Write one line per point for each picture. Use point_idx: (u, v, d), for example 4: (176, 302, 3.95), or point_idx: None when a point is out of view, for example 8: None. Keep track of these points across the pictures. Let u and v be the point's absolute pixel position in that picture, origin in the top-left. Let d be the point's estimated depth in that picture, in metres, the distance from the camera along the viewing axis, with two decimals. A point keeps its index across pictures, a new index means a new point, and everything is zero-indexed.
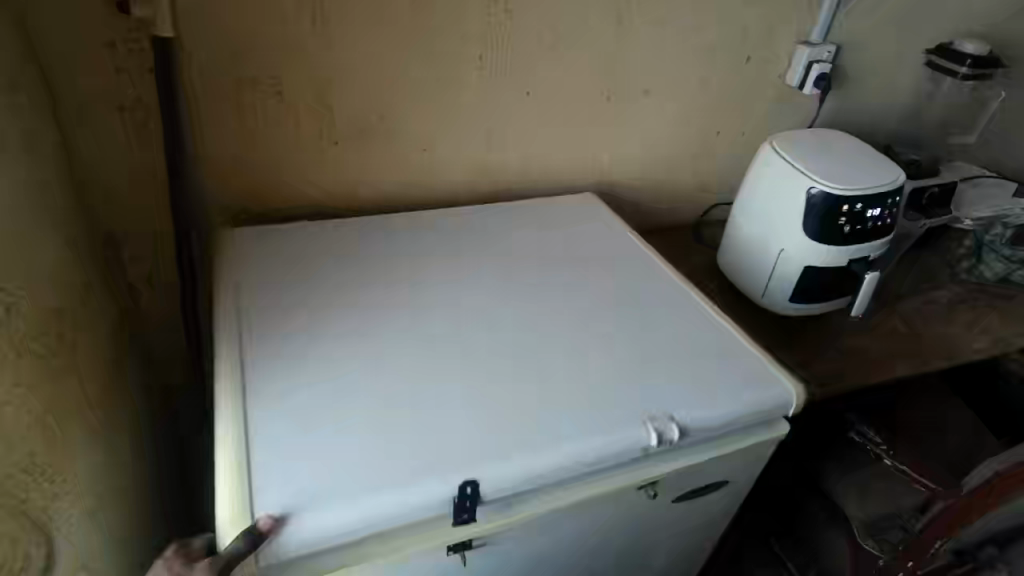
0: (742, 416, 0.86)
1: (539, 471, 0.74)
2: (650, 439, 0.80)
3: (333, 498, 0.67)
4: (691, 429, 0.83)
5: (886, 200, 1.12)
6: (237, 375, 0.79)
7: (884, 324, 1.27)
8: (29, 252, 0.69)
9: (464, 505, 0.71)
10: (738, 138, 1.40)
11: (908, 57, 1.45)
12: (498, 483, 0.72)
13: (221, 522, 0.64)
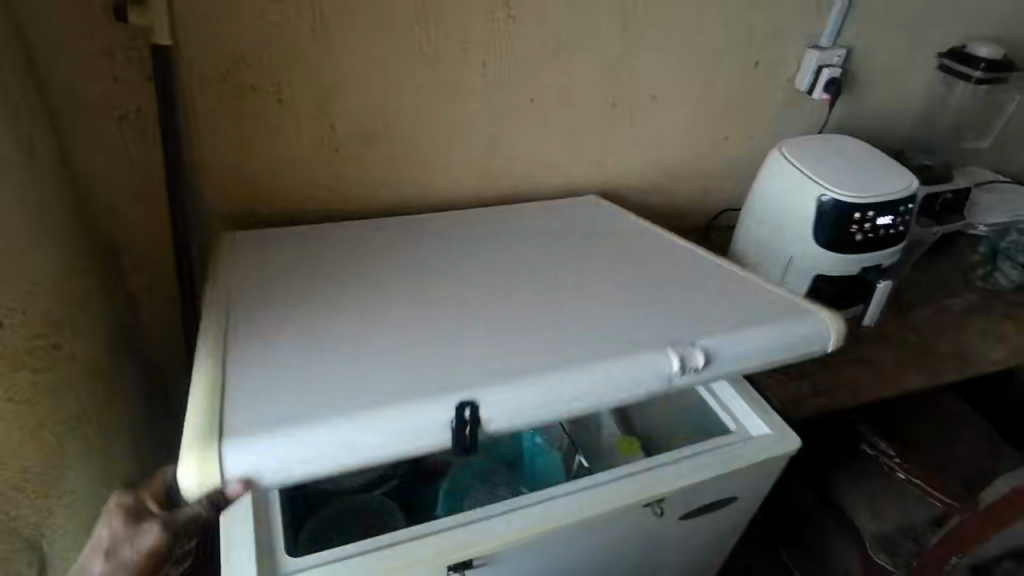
0: (767, 346, 0.87)
1: (538, 403, 0.74)
2: (674, 365, 0.81)
3: (324, 431, 0.66)
4: (715, 357, 0.84)
5: (898, 207, 1.10)
6: (218, 343, 0.77)
7: (897, 333, 1.25)
8: (26, 265, 0.68)
9: (464, 431, 0.71)
10: (747, 143, 1.38)
11: (920, 61, 1.42)
12: (500, 406, 0.73)
13: (184, 473, 0.62)
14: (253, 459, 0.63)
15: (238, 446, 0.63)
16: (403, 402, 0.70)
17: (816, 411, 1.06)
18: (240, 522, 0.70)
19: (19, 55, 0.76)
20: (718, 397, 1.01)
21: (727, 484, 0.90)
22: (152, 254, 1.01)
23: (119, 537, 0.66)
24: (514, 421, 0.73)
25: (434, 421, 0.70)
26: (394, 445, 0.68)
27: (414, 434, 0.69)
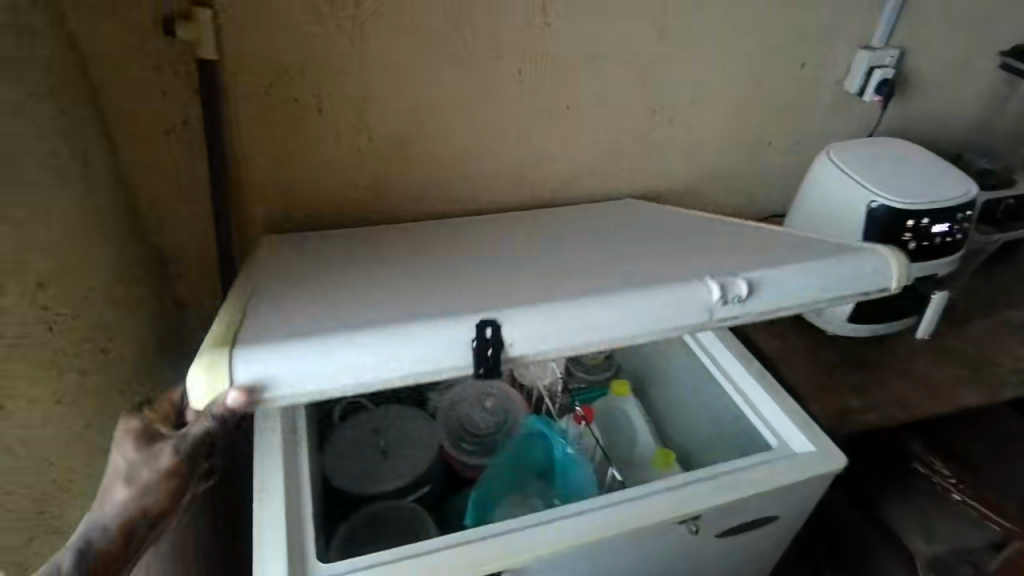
0: (810, 284, 0.87)
1: (561, 327, 0.75)
2: (715, 292, 0.81)
3: (339, 347, 0.68)
4: (758, 288, 0.84)
5: (955, 214, 1.04)
6: (244, 295, 0.81)
7: (952, 346, 1.19)
8: (78, 272, 0.71)
9: (485, 352, 0.72)
10: (791, 147, 1.34)
11: (981, 61, 1.35)
12: (518, 330, 0.74)
13: (197, 372, 0.62)
14: (261, 362, 0.65)
15: (249, 357, 0.64)
16: (414, 325, 0.71)
17: (864, 427, 1.01)
18: (273, 511, 0.74)
19: (74, 73, 0.79)
20: (760, 412, 0.99)
21: (769, 501, 0.88)
22: (197, 259, 1.04)
23: (135, 463, 0.50)
24: (534, 345, 0.74)
25: (449, 340, 0.71)
26: (408, 366, 0.70)
27: (426, 355, 0.70)
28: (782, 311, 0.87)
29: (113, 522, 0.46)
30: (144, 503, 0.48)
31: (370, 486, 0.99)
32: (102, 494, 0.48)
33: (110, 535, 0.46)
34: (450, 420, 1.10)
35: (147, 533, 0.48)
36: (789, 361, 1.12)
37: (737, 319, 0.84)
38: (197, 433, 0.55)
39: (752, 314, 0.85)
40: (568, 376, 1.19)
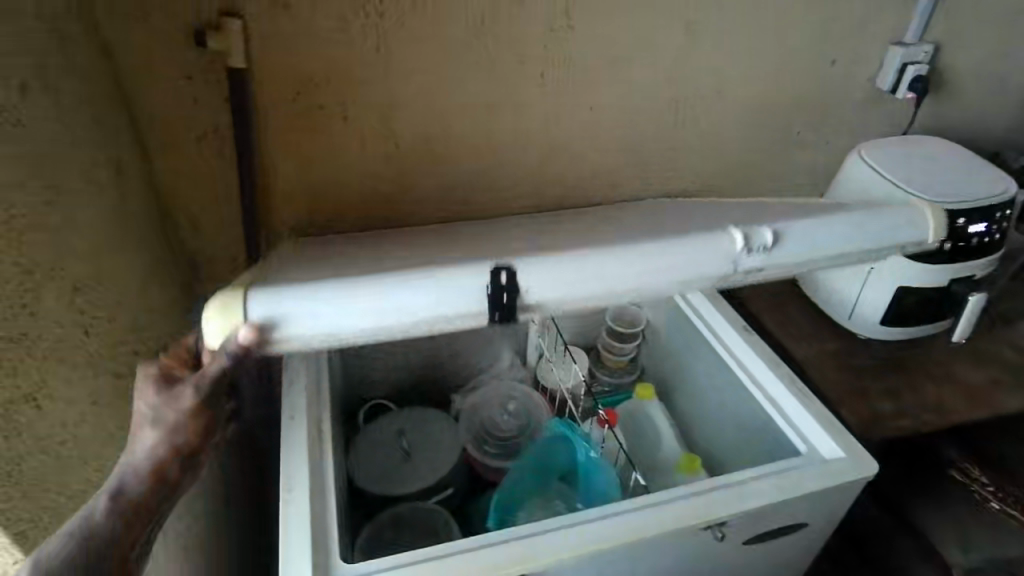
0: (837, 236, 0.86)
1: (576, 273, 0.75)
2: (739, 242, 0.80)
3: (354, 287, 0.69)
4: (783, 239, 0.83)
5: (994, 214, 1.01)
6: (268, 269, 0.84)
7: (991, 350, 1.15)
8: (112, 276, 0.73)
9: (501, 297, 0.72)
10: (821, 146, 1.31)
11: (1021, 55, 1.31)
12: (536, 277, 0.74)
13: (212, 313, 0.65)
14: (274, 305, 0.66)
15: (265, 297, 0.66)
16: (432, 274, 0.72)
17: (896, 433, 0.99)
18: (298, 506, 0.75)
19: (109, 84, 0.82)
20: (787, 416, 0.97)
21: (797, 509, 0.86)
22: (227, 264, 1.07)
23: (160, 407, 0.56)
24: (552, 293, 0.74)
25: (466, 286, 0.72)
26: (428, 309, 0.71)
27: (446, 300, 0.71)
28: (810, 264, 0.85)
29: (146, 465, 0.53)
30: (173, 441, 0.55)
31: (393, 488, 1.01)
32: (136, 437, 0.55)
33: (143, 478, 0.52)
34: (472, 424, 1.13)
35: (182, 471, 0.55)
36: (819, 365, 1.10)
37: (762, 272, 0.83)
38: (216, 372, 0.58)
39: (779, 267, 0.83)
40: (592, 379, 1.26)
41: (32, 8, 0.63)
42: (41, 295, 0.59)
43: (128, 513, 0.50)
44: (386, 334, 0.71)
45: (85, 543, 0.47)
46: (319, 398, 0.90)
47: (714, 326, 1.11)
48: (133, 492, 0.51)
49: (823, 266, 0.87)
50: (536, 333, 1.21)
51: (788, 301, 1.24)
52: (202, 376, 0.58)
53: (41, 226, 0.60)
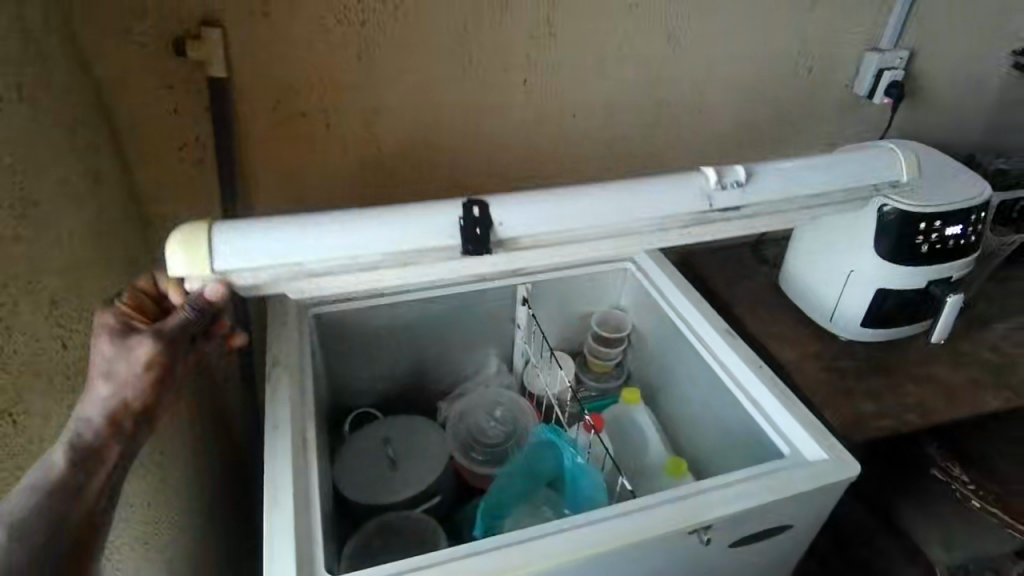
0: (812, 174, 0.90)
1: (541, 211, 0.79)
2: (712, 180, 0.84)
3: (323, 226, 0.73)
4: (756, 176, 0.86)
5: (969, 216, 1.03)
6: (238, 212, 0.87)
7: (969, 350, 1.17)
8: (90, 288, 0.72)
9: (473, 232, 0.76)
10: (800, 150, 1.33)
11: (993, 60, 1.33)
12: (508, 212, 0.78)
13: (178, 254, 0.69)
14: (247, 248, 0.70)
15: (232, 236, 0.70)
16: (403, 213, 0.77)
17: (878, 434, 1.00)
18: (282, 511, 0.74)
19: (88, 94, 0.81)
20: (774, 423, 0.97)
21: (783, 511, 0.87)
22: None
23: (112, 356, 0.58)
24: (528, 230, 0.79)
25: (444, 224, 0.77)
26: (406, 243, 0.76)
27: (421, 233, 0.76)
28: (789, 201, 0.89)
29: (102, 415, 0.55)
30: (127, 395, 0.57)
31: (379, 497, 1.00)
32: (91, 389, 0.56)
33: (100, 427, 0.54)
34: (460, 432, 1.12)
35: (135, 424, 0.57)
36: (802, 367, 1.11)
37: (740, 209, 0.86)
38: (178, 322, 0.63)
39: (756, 204, 0.86)
40: (579, 385, 1.27)
41: (6, 17, 0.62)
42: (17, 308, 0.58)
43: (88, 461, 0.52)
44: (364, 266, 0.76)
45: (48, 494, 0.48)
46: (303, 410, 0.89)
47: (700, 332, 1.10)
48: (92, 439, 0.53)
49: (800, 206, 0.91)
50: (522, 339, 1.22)
51: (771, 304, 1.25)
52: (162, 327, 0.61)
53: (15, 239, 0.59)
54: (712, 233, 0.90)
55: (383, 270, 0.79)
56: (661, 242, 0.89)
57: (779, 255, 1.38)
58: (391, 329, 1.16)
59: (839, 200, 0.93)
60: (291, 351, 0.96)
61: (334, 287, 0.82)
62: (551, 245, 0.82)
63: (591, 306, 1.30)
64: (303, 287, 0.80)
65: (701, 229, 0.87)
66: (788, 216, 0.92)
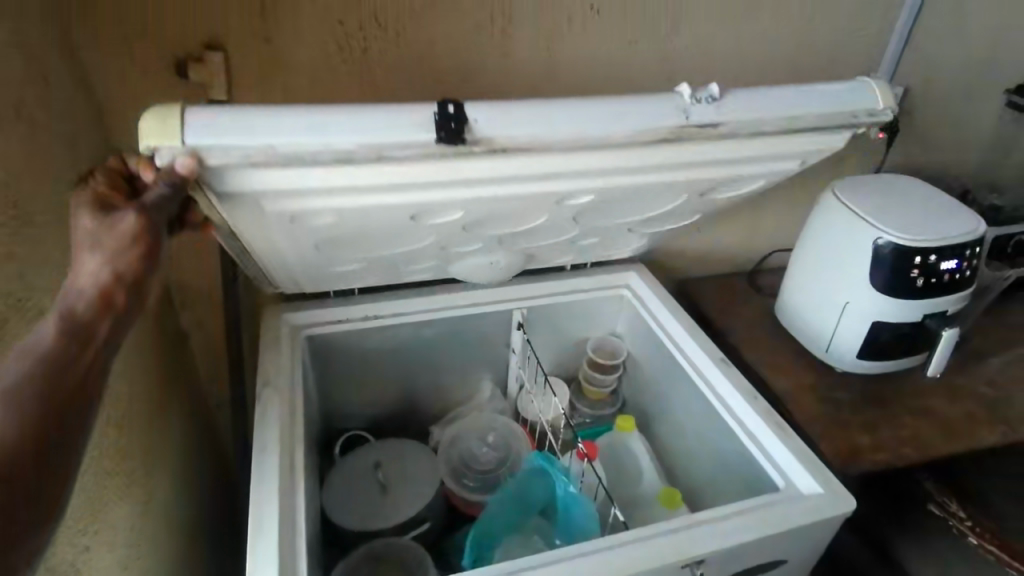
0: (807, 96, 0.78)
1: (546, 124, 0.69)
2: (687, 99, 0.74)
3: (299, 114, 0.63)
4: (731, 93, 0.75)
5: (964, 250, 1.03)
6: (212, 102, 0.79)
7: (965, 384, 1.16)
8: None
9: (448, 125, 0.67)
10: (793, 183, 1.35)
11: (988, 96, 1.35)
12: (484, 109, 0.68)
13: (147, 128, 0.59)
14: (215, 131, 0.61)
15: (204, 118, 0.60)
16: (370, 108, 0.66)
17: (874, 468, 0.99)
18: (268, 538, 0.72)
19: (85, 110, 0.81)
20: (769, 454, 0.96)
21: (780, 544, 0.85)
22: (207, 305, 1.06)
23: (96, 232, 0.56)
24: (512, 133, 0.68)
25: (414, 123, 0.66)
26: (375, 136, 0.65)
27: (390, 123, 0.66)
28: (774, 125, 0.77)
29: (92, 287, 0.52)
30: (116, 264, 0.54)
31: (367, 523, 0.98)
32: (77, 267, 0.54)
33: (91, 299, 0.51)
34: (452, 457, 1.11)
35: (129, 297, 0.54)
36: (797, 399, 1.10)
37: (717, 127, 0.75)
38: (154, 198, 0.59)
39: (734, 122, 0.75)
40: (573, 411, 1.28)
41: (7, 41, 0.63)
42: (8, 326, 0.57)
43: (81, 334, 0.48)
44: (335, 160, 0.65)
45: (38, 360, 0.44)
46: (292, 433, 0.87)
47: (694, 361, 1.10)
48: (83, 310, 0.50)
49: (783, 134, 0.79)
50: (516, 365, 1.23)
51: (768, 333, 1.25)
52: (141, 205, 0.59)
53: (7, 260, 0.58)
54: (697, 160, 0.81)
55: (359, 172, 0.68)
56: (644, 170, 0.80)
57: (774, 285, 1.39)
58: (383, 353, 1.15)
59: (824, 129, 0.80)
60: (281, 371, 0.95)
61: (318, 213, 0.74)
62: (546, 157, 0.72)
63: (586, 332, 1.30)
64: (281, 209, 0.71)
65: (678, 150, 0.77)
66: (772, 143, 0.80)
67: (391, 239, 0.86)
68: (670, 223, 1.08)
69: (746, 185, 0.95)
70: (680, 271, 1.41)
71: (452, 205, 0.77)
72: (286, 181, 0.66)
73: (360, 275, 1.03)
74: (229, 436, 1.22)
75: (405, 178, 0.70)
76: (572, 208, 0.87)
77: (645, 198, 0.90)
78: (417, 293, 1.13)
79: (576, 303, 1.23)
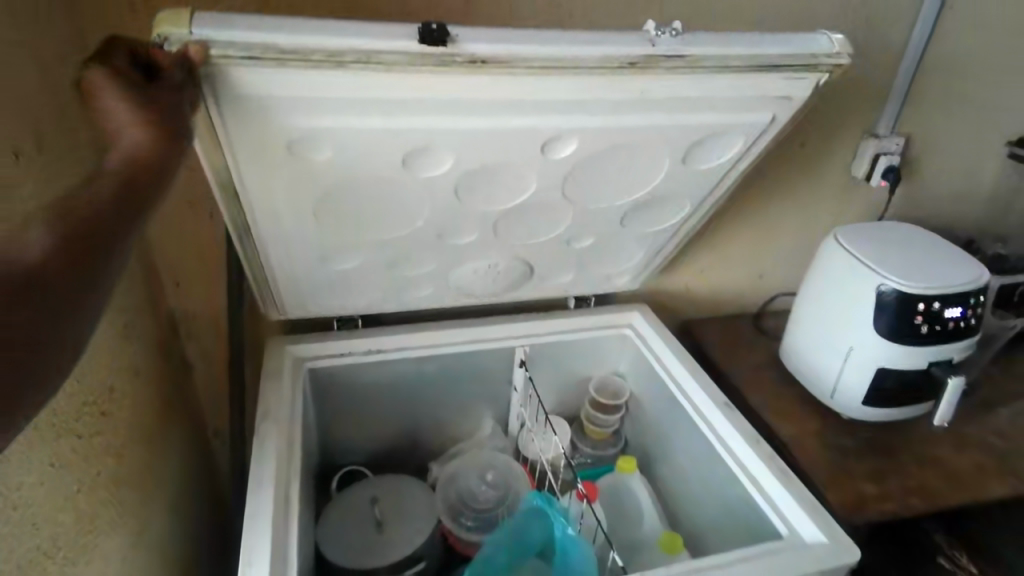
0: (775, 38, 0.74)
1: (539, 58, 0.66)
2: (648, 29, 0.71)
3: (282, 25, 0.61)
4: (689, 33, 0.72)
5: (969, 299, 1.03)
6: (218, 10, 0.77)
7: (973, 434, 1.15)
8: (101, 353, 0.73)
9: (429, 30, 0.64)
10: (798, 228, 1.36)
11: (991, 144, 1.36)
12: (469, 29, 0.66)
13: (161, 20, 0.58)
14: (222, 27, 0.59)
15: (211, 18, 0.60)
16: (352, 22, 0.63)
17: (881, 518, 0.97)
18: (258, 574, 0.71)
19: None
20: (775, 504, 0.94)
21: None
22: (214, 336, 1.07)
23: (121, 100, 0.53)
24: (496, 48, 0.65)
25: (393, 36, 0.63)
26: (364, 40, 0.62)
27: (369, 31, 0.63)
28: (734, 58, 0.72)
29: (137, 154, 0.51)
30: (155, 135, 0.53)
31: (361, 561, 0.97)
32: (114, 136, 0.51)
33: (139, 164, 0.50)
34: (450, 495, 1.11)
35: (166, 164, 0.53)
36: (802, 444, 1.09)
37: (684, 58, 0.70)
38: (173, 79, 0.57)
39: (701, 54, 0.71)
40: (574, 450, 1.27)
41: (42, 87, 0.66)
42: None
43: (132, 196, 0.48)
44: (327, 61, 0.61)
45: (85, 205, 0.45)
46: (289, 465, 0.87)
47: (697, 403, 1.09)
48: (129, 172, 0.50)
49: (753, 78, 0.75)
50: (517, 403, 1.22)
51: (772, 377, 1.24)
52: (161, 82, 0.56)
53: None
54: (689, 101, 0.76)
55: (353, 80, 0.64)
56: (627, 109, 0.75)
57: (779, 328, 1.38)
58: (382, 388, 1.15)
59: (788, 72, 0.75)
60: (281, 403, 0.95)
61: (318, 139, 0.71)
62: (522, 78, 0.68)
63: (589, 371, 1.30)
64: (284, 127, 0.69)
65: (647, 82, 0.72)
66: (734, 84, 0.75)
67: (381, 199, 0.83)
68: (652, 224, 1.04)
69: (730, 147, 0.88)
70: (684, 313, 1.42)
71: (445, 141, 0.74)
72: (286, 83, 0.63)
73: (362, 290, 1.04)
74: (226, 463, 1.22)
75: (400, 98, 0.67)
76: (561, 164, 0.82)
77: (639, 155, 0.84)
78: (419, 327, 1.14)
79: (578, 342, 1.23)
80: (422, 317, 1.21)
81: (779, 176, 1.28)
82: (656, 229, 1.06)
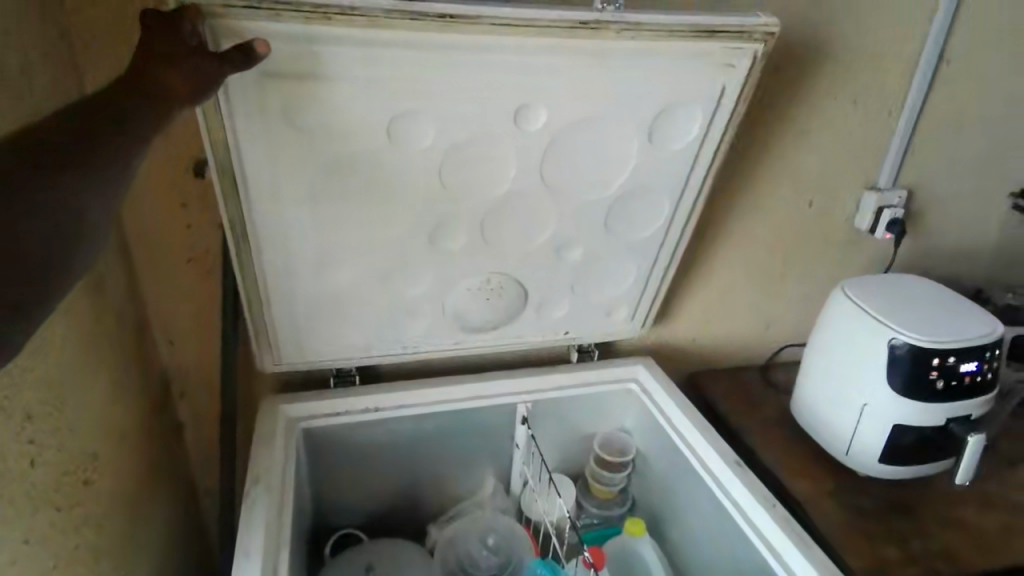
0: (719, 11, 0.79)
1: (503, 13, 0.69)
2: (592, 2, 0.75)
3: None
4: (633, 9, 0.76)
5: (984, 352, 1.00)
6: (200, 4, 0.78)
7: (999, 494, 1.09)
8: (87, 417, 0.71)
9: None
10: (803, 278, 1.34)
11: (995, 193, 1.35)
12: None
13: None
14: None
15: None
16: None
17: None
18: None
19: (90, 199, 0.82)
20: (790, 568, 0.89)
21: None
22: (208, 395, 1.05)
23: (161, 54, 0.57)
24: (464, 6, 0.68)
25: None
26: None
27: None
28: (682, 21, 0.75)
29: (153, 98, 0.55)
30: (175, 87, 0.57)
31: None
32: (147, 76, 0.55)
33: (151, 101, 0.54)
34: (448, 558, 1.06)
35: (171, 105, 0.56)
36: (818, 505, 1.04)
37: (635, 21, 0.73)
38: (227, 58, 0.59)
39: (648, 20, 0.74)
40: (579, 510, 1.23)
41: None
42: None
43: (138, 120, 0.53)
44: (316, 11, 0.64)
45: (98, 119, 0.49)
46: (278, 534, 0.83)
47: (706, 460, 1.05)
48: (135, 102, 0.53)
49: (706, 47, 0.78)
50: (520, 461, 1.18)
51: (784, 434, 1.20)
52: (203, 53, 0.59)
53: (24, 369, 0.60)
54: (654, 69, 0.79)
55: (336, 35, 0.67)
56: (588, 75, 0.77)
57: (789, 380, 1.34)
58: (381, 445, 1.12)
59: (727, 41, 0.78)
60: (273, 467, 0.92)
61: (306, 103, 0.72)
62: (493, 37, 0.71)
63: (593, 427, 1.26)
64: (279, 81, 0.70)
65: (601, 48, 0.75)
66: (680, 52, 0.78)
67: (373, 180, 0.82)
68: (641, 229, 1.00)
69: (695, 119, 0.86)
70: (689, 364, 1.39)
71: (431, 108, 0.76)
72: (275, 42, 0.66)
73: (354, 330, 1.01)
74: (215, 524, 1.17)
75: (378, 54, 0.70)
76: (540, 135, 0.82)
77: (609, 133, 0.85)
78: (418, 383, 1.11)
79: (582, 396, 1.19)
80: (421, 372, 1.18)
81: (754, 159, 1.18)
82: (648, 233, 1.01)
